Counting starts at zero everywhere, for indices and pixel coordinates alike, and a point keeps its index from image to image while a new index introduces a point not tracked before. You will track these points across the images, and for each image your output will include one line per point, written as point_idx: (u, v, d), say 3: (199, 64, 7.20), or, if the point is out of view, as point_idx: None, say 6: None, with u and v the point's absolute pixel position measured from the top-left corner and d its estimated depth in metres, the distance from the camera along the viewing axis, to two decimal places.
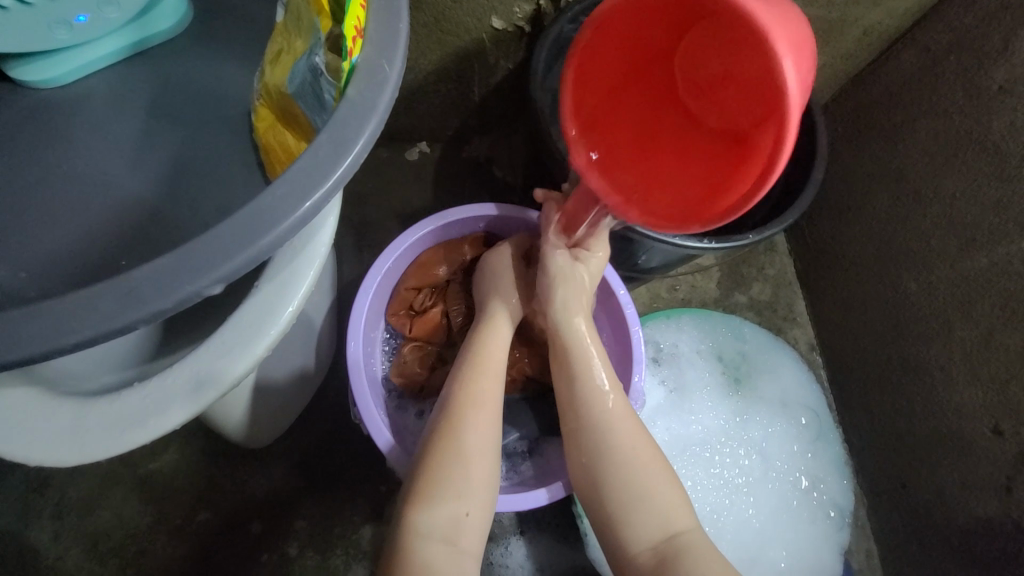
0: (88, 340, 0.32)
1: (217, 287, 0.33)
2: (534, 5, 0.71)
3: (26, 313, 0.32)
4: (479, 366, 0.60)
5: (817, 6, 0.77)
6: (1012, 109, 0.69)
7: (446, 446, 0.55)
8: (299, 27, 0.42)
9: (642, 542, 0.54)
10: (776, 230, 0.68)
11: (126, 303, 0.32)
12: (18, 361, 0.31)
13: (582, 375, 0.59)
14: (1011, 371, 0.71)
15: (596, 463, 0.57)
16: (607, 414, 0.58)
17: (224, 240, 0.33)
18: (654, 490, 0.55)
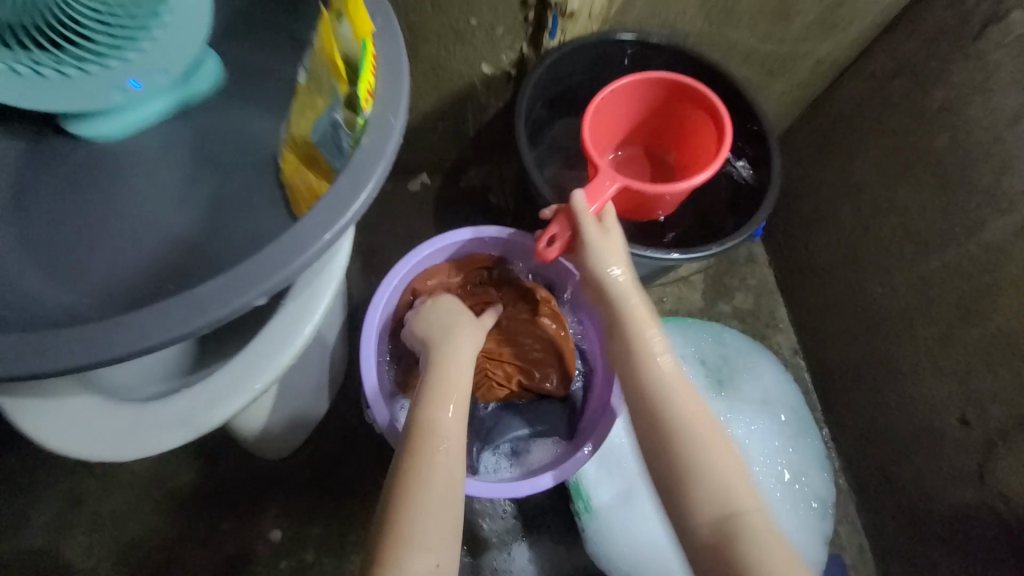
0: (161, 343, 0.39)
1: (263, 298, 0.41)
2: (518, 53, 0.81)
3: (110, 322, 0.39)
4: (443, 395, 0.59)
5: (770, 43, 0.86)
6: (952, 126, 0.77)
7: (414, 484, 0.53)
8: (320, 87, 0.50)
9: (698, 519, 0.49)
10: (738, 240, 0.74)
11: (190, 312, 0.39)
12: (100, 362, 0.38)
13: (634, 336, 0.57)
14: (972, 363, 0.77)
15: (653, 430, 0.53)
16: (661, 378, 0.55)
17: (266, 260, 0.41)
18: (717, 463, 0.50)
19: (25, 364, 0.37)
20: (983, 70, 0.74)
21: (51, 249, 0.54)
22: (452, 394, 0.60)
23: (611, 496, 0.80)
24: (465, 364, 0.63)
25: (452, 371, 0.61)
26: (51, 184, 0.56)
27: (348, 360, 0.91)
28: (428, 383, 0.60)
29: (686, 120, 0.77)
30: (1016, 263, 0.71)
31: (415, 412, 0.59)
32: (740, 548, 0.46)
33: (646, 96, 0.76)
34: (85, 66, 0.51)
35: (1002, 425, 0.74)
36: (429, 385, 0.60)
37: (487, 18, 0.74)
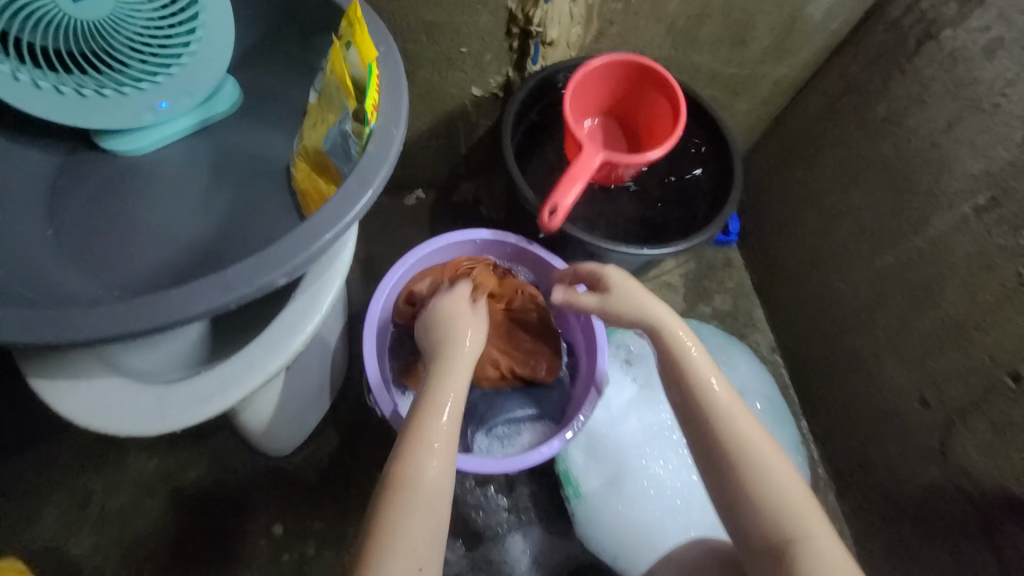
0: (197, 316, 0.45)
1: (283, 279, 0.47)
2: (504, 77, 0.89)
3: (149, 299, 0.44)
4: (432, 417, 0.57)
5: (732, 65, 0.96)
6: (894, 135, 0.85)
7: (397, 510, 0.52)
8: (331, 104, 0.58)
9: (758, 531, 0.54)
10: (705, 237, 0.82)
11: (220, 290, 0.45)
12: (139, 333, 0.44)
13: (687, 369, 0.58)
14: (926, 349, 0.83)
15: (714, 455, 0.56)
16: (719, 407, 0.57)
17: (285, 247, 0.47)
18: (779, 483, 0.54)
19: (72, 334, 0.43)
20: (918, 84, 0.82)
21: (83, 249, 0.60)
22: (439, 418, 0.57)
23: (599, 483, 0.85)
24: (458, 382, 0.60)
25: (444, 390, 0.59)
26: (84, 192, 0.63)
27: (348, 361, 0.96)
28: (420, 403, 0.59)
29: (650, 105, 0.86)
30: (956, 254, 0.78)
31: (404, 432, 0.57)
32: (800, 559, 0.51)
33: (619, 75, 0.84)
34: (122, 88, 0.59)
35: (957, 405, 0.80)
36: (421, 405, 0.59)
37: (476, 47, 0.83)
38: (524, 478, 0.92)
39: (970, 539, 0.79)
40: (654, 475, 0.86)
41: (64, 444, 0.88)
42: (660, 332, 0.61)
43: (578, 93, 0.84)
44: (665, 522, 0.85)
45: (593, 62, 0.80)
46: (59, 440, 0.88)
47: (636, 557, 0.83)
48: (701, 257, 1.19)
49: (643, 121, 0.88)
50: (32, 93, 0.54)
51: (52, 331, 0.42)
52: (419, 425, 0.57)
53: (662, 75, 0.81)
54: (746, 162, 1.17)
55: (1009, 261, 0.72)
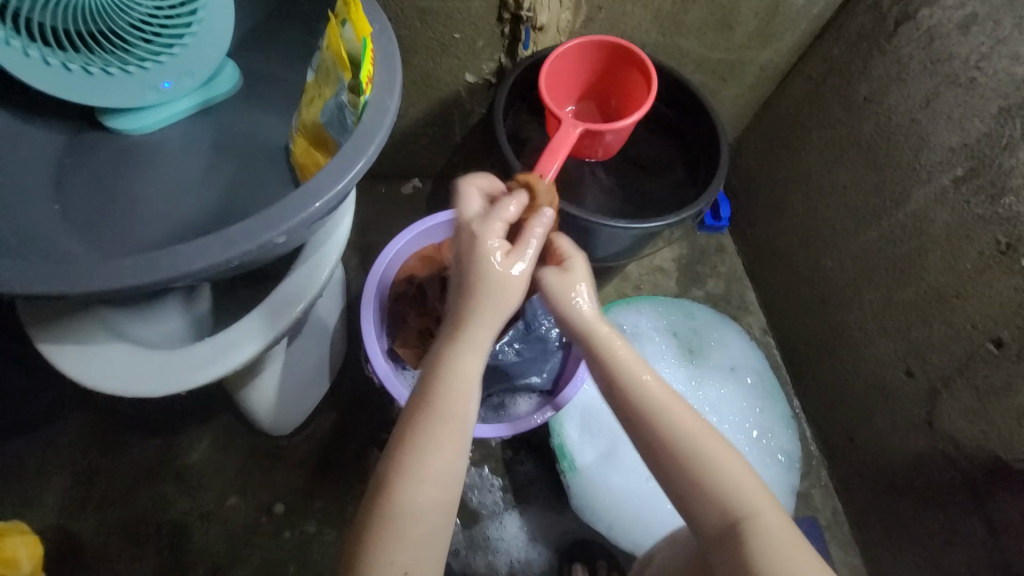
0: (202, 268, 0.48)
1: (282, 237, 0.50)
2: (497, 63, 0.92)
3: (158, 254, 0.47)
4: (438, 436, 0.52)
5: (718, 51, 0.98)
6: (875, 114, 0.88)
7: (393, 533, 0.50)
8: (327, 79, 0.60)
9: (709, 521, 0.54)
10: (694, 210, 0.86)
11: (223, 246, 0.48)
12: (149, 283, 0.47)
13: (615, 371, 0.56)
14: (911, 320, 0.85)
15: (658, 454, 0.55)
16: (655, 405, 0.55)
17: (285, 206, 0.50)
18: (722, 470, 0.54)
19: (84, 284, 0.46)
20: (897, 63, 0.84)
21: (88, 222, 0.62)
22: (447, 435, 0.52)
23: (593, 456, 0.89)
24: (469, 394, 0.54)
25: (455, 404, 0.53)
26: (90, 170, 0.65)
27: (347, 344, 0.98)
28: (421, 417, 0.52)
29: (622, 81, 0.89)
30: (936, 225, 0.80)
31: (398, 444, 0.52)
32: (751, 545, 0.52)
33: (590, 56, 0.88)
34: (127, 67, 0.61)
35: (942, 373, 0.82)
36: (422, 418, 0.52)
37: (469, 32, 0.86)
38: (520, 456, 0.92)
39: (958, 505, 0.81)
40: None
41: (67, 426, 0.90)
42: (590, 333, 0.57)
43: (552, 77, 0.88)
44: (658, 490, 0.89)
45: (563, 46, 0.84)
46: (62, 423, 0.90)
47: (629, 524, 0.87)
48: (694, 241, 1.20)
49: (618, 97, 0.92)
50: (42, 70, 0.56)
51: (67, 282, 0.45)
52: (423, 444, 0.51)
53: (629, 49, 0.85)
54: (736, 148, 1.19)
55: (987, 229, 0.74)
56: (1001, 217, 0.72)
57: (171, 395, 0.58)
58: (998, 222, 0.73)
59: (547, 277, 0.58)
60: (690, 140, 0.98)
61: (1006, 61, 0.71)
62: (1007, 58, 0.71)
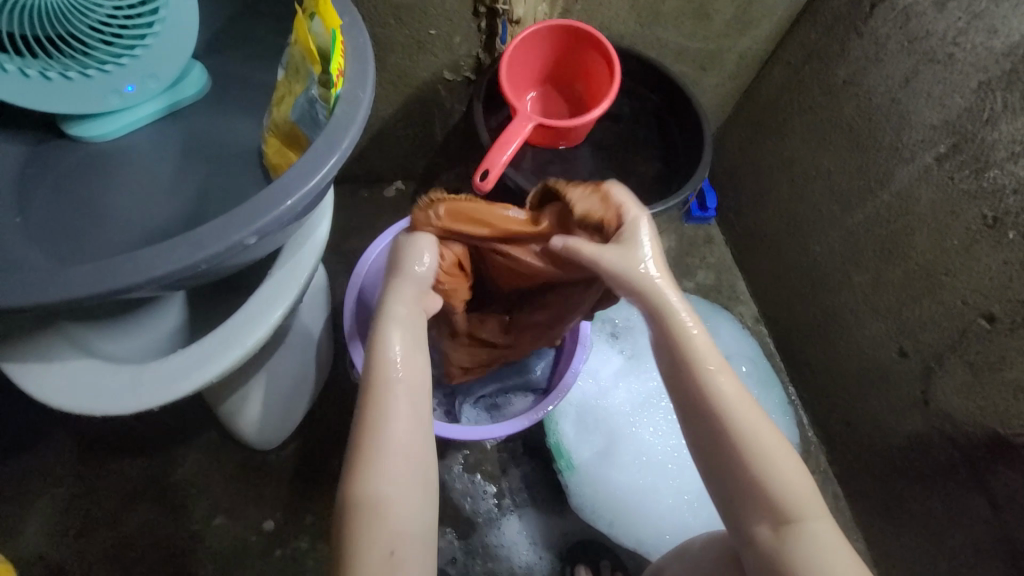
0: (168, 274, 0.45)
1: (253, 238, 0.48)
2: (475, 59, 0.90)
3: (119, 260, 0.44)
4: (387, 414, 0.50)
5: (697, 40, 0.97)
6: (855, 96, 0.88)
7: (371, 530, 0.48)
8: (297, 76, 0.58)
9: (760, 526, 0.52)
10: (678, 199, 0.85)
11: (189, 249, 0.45)
12: (109, 291, 0.44)
13: (690, 359, 0.53)
14: (901, 299, 0.85)
15: (716, 453, 0.52)
16: (724, 401, 0.52)
17: (254, 206, 0.48)
18: (780, 474, 0.51)
19: (39, 296, 0.43)
20: (874, 44, 0.84)
21: (51, 233, 0.59)
22: (399, 403, 0.51)
23: (590, 453, 0.87)
24: (411, 353, 0.53)
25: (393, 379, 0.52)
26: (52, 179, 0.62)
27: (333, 353, 0.95)
28: (365, 407, 0.50)
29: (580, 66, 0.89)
30: (921, 204, 0.80)
31: (356, 426, 0.51)
32: (795, 546, 0.50)
33: (538, 42, 0.85)
34: (87, 71, 0.58)
35: (935, 351, 0.81)
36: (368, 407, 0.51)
37: (445, 28, 0.84)
38: (516, 458, 0.90)
39: (959, 483, 0.80)
40: (643, 440, 0.89)
41: (43, 452, 0.86)
42: (666, 315, 0.54)
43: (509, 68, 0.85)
44: (658, 484, 0.88)
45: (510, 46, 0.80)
46: (37, 449, 0.86)
47: (631, 521, 0.85)
48: (682, 233, 1.19)
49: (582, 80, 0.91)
50: None
51: (23, 295, 0.43)
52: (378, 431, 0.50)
53: (577, 28, 0.84)
54: (719, 139, 1.19)
55: (972, 204, 0.74)
56: (987, 190, 0.73)
57: (143, 412, 0.55)
58: (984, 196, 0.73)
59: (607, 257, 0.55)
60: (673, 130, 0.98)
61: (983, 35, 0.72)
62: (984, 32, 0.71)
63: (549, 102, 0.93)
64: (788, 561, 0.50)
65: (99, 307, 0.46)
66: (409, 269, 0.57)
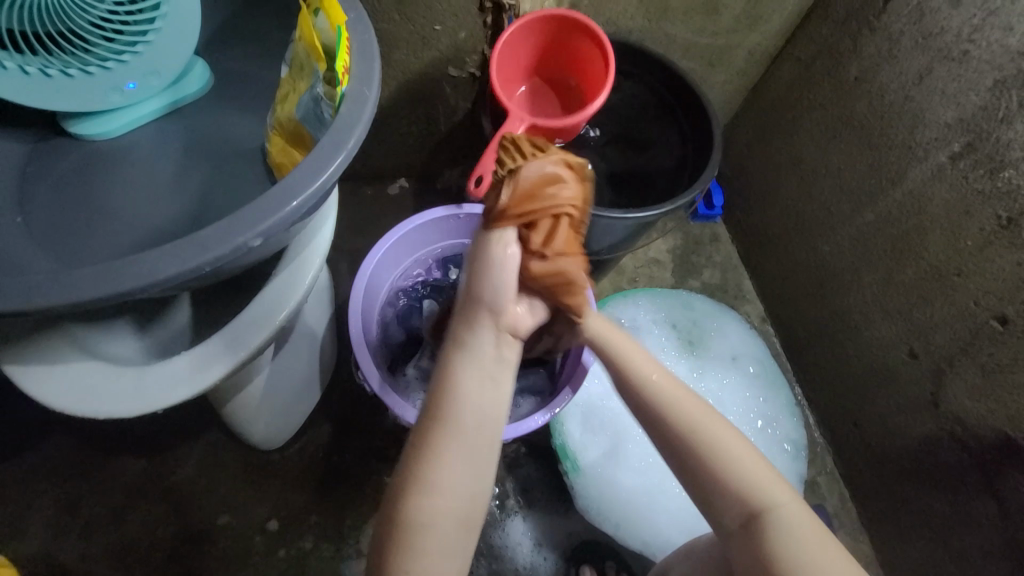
0: (171, 277, 0.44)
1: (258, 240, 0.47)
2: (481, 56, 0.89)
3: (122, 263, 0.44)
4: (442, 454, 0.47)
5: (706, 35, 0.96)
6: (867, 93, 0.86)
7: (410, 563, 0.47)
8: (302, 73, 0.57)
9: (730, 515, 0.53)
10: (687, 198, 0.84)
11: (194, 251, 0.45)
12: (113, 295, 0.43)
13: (630, 375, 0.54)
14: (912, 301, 0.84)
15: (673, 452, 0.54)
16: (665, 404, 0.53)
17: (259, 207, 0.47)
18: (736, 462, 0.52)
19: (41, 299, 0.42)
20: (888, 40, 0.83)
21: (53, 233, 0.58)
22: (457, 447, 0.48)
23: (596, 454, 0.87)
24: (480, 398, 0.48)
25: (461, 419, 0.48)
26: (53, 178, 0.61)
27: (337, 352, 0.95)
28: (425, 440, 0.48)
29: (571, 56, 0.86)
30: (934, 204, 0.79)
31: (410, 453, 0.49)
32: (767, 534, 0.51)
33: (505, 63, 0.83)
34: (87, 68, 0.57)
35: (946, 353, 0.81)
36: (431, 443, 0.48)
37: (450, 24, 0.83)
38: (520, 459, 0.90)
39: (968, 486, 0.80)
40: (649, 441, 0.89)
41: (46, 451, 0.86)
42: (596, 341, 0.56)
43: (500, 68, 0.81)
44: (664, 485, 0.87)
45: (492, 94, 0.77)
46: (41, 448, 0.86)
47: (636, 522, 0.85)
48: (688, 231, 1.18)
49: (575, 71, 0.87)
50: None
51: (23, 298, 0.42)
52: (434, 469, 0.47)
53: (515, 23, 0.80)
54: (726, 135, 1.18)
55: (986, 205, 0.73)
56: (1001, 191, 0.71)
57: (147, 414, 0.54)
58: (998, 197, 0.71)
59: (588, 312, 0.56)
60: (680, 127, 0.96)
61: (999, 32, 0.70)
62: (1000, 29, 0.70)
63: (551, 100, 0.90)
64: (765, 551, 0.51)
65: (102, 311, 0.45)
66: (491, 286, 0.49)
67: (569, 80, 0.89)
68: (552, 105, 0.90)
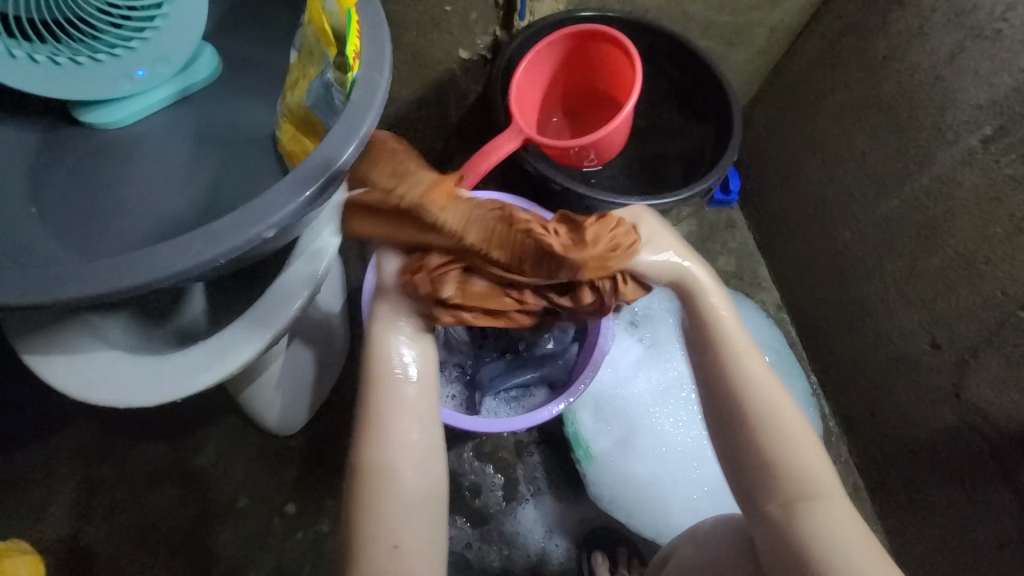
0: (186, 270, 0.44)
1: (271, 232, 0.46)
2: (492, 37, 0.87)
3: (138, 256, 0.44)
4: (387, 408, 0.51)
5: (726, 12, 0.92)
6: (895, 72, 0.83)
7: (375, 524, 0.49)
8: (311, 58, 0.56)
9: (772, 502, 0.52)
10: (705, 185, 0.82)
11: (206, 244, 0.44)
12: (130, 289, 0.43)
13: (716, 337, 0.54)
14: (937, 290, 0.82)
15: (739, 424, 0.52)
16: (747, 374, 0.52)
17: (271, 198, 0.46)
18: (801, 450, 0.52)
19: (59, 294, 0.42)
20: (918, 16, 0.79)
21: (69, 225, 0.58)
22: (400, 403, 0.51)
23: (608, 443, 0.87)
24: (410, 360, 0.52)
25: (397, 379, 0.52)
26: (67, 169, 0.61)
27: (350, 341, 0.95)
28: (371, 399, 0.51)
29: (590, 62, 0.84)
30: (963, 189, 0.76)
31: (363, 417, 0.51)
32: (807, 524, 0.50)
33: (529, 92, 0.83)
34: (96, 55, 0.56)
35: (969, 343, 0.79)
36: (365, 440, 0.51)
37: (461, 4, 0.81)
38: (533, 447, 0.90)
39: (986, 479, 0.79)
40: (663, 431, 0.89)
41: (70, 435, 0.88)
42: (695, 296, 0.55)
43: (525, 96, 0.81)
44: (679, 476, 0.87)
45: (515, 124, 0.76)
46: (65, 434, 0.88)
47: (649, 511, 0.85)
48: (703, 218, 1.15)
49: (597, 72, 0.86)
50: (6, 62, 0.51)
51: (42, 292, 0.42)
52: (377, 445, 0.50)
53: (528, 58, 0.78)
54: (745, 118, 1.14)
55: (1018, 190, 0.70)
56: None
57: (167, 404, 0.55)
58: None
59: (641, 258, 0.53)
60: (700, 110, 0.93)
61: None
62: None
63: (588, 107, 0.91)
64: (799, 538, 0.50)
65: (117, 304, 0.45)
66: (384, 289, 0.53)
67: (586, 76, 0.87)
68: (583, 114, 0.90)
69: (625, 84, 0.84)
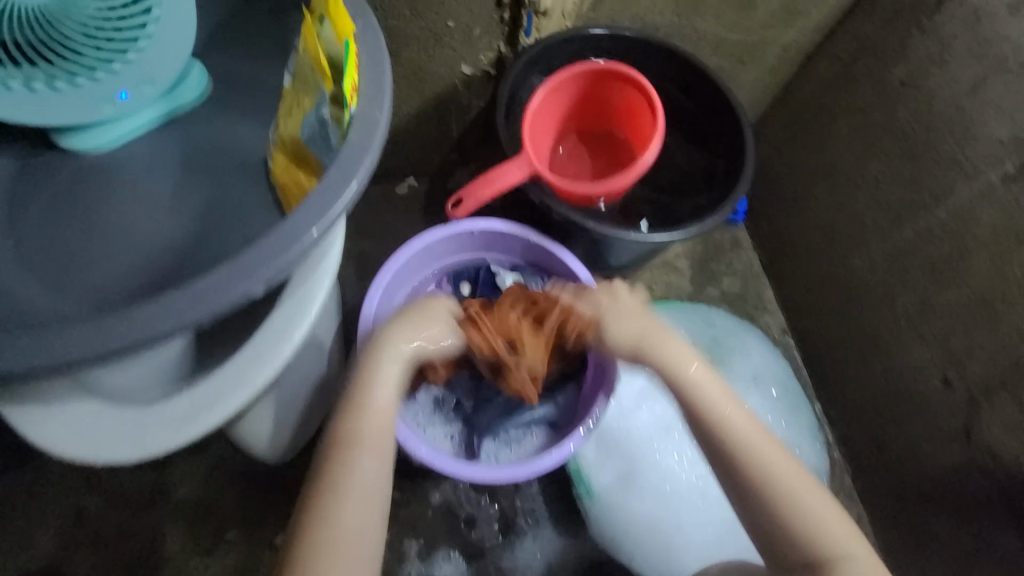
0: (169, 331, 0.41)
1: (260, 287, 0.43)
2: (496, 53, 0.83)
3: (115, 318, 0.40)
4: (360, 418, 0.60)
5: (738, 31, 0.89)
6: (913, 100, 0.80)
7: (330, 522, 0.55)
8: (306, 87, 0.53)
9: (797, 557, 0.57)
10: (716, 220, 0.78)
11: (191, 303, 0.41)
12: (107, 352, 0.40)
13: (704, 401, 0.62)
14: (949, 325, 0.80)
15: (747, 482, 0.59)
16: (737, 432, 0.60)
17: (262, 251, 0.43)
18: (807, 501, 0.57)
19: (26, 358, 0.39)
20: (939, 43, 0.77)
21: (45, 259, 0.55)
22: (373, 418, 0.60)
23: (609, 479, 0.84)
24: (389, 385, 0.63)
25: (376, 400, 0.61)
26: (45, 197, 0.57)
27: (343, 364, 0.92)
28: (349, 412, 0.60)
29: (607, 96, 0.83)
30: (982, 226, 0.75)
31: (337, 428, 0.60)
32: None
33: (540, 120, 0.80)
34: (76, 79, 0.52)
35: (982, 382, 0.77)
36: (335, 445, 0.59)
37: (464, 20, 0.77)
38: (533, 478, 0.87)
39: (995, 520, 0.77)
40: (666, 468, 0.86)
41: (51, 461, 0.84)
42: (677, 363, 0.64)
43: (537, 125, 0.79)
44: (682, 514, 0.85)
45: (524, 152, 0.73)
46: (47, 459, 0.85)
47: (649, 549, 0.83)
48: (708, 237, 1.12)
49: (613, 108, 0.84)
50: None
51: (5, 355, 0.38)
52: (346, 450, 0.58)
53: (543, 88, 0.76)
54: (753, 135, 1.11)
55: None
56: None
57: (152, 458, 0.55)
58: None
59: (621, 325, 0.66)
60: (710, 131, 0.90)
61: None
62: None
63: (599, 141, 0.89)
64: None
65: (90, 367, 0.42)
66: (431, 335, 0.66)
67: (601, 110, 0.86)
68: (594, 148, 0.88)
69: (641, 126, 0.82)
